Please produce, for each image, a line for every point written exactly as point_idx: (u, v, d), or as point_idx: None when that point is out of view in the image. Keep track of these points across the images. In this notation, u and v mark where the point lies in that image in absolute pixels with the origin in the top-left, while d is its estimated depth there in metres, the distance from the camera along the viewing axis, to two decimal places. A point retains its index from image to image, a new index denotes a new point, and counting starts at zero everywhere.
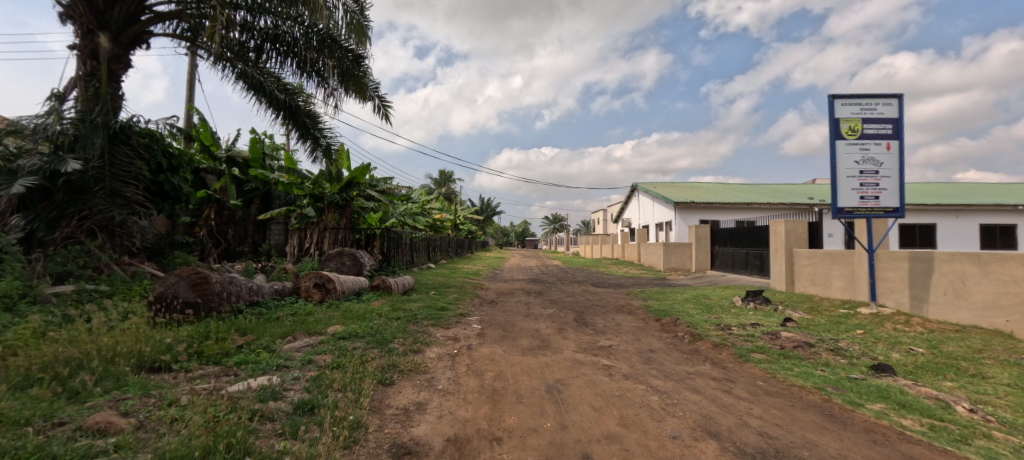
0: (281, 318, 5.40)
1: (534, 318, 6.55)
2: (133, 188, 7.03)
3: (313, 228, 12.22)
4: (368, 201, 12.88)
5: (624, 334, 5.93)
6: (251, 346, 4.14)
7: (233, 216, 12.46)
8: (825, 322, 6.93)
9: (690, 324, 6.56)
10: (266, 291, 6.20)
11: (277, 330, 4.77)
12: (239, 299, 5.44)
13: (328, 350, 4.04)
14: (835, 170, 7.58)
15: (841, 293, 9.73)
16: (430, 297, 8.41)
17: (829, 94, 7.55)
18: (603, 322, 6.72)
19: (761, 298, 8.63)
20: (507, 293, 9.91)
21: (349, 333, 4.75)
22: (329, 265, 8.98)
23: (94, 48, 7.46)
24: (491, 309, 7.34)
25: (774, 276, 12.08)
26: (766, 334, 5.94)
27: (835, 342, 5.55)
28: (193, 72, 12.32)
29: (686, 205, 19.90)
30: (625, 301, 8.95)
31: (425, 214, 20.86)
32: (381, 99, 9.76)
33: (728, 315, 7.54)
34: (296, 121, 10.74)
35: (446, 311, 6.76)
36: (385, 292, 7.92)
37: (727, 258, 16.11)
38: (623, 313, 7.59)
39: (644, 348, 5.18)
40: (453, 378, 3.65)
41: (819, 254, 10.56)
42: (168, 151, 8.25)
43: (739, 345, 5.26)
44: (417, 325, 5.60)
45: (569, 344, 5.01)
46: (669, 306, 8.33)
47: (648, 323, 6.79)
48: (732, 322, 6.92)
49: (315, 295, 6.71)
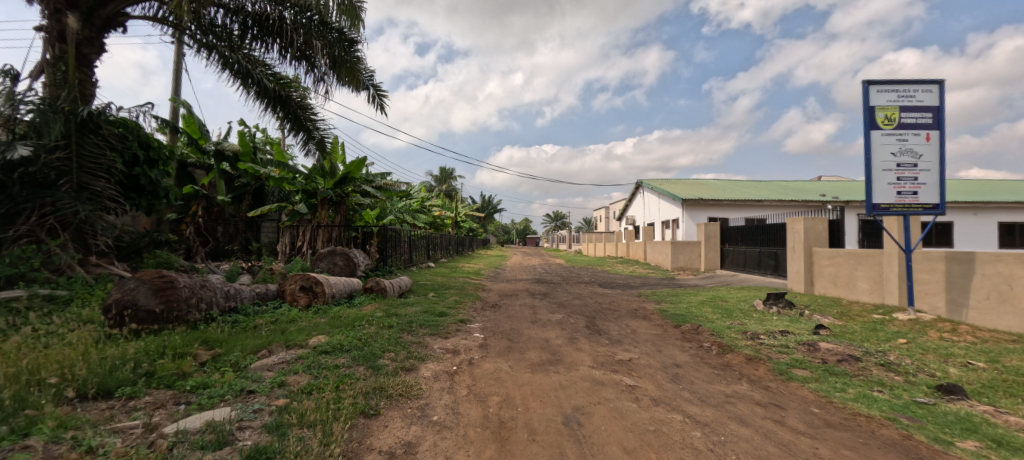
0: (258, 327, 4.80)
1: (542, 325, 5.94)
2: (104, 182, 6.52)
3: (307, 225, 11.61)
4: (365, 197, 12.28)
5: (644, 344, 5.31)
6: (214, 364, 3.54)
7: (222, 213, 11.95)
8: (861, 330, 6.31)
9: (715, 332, 5.95)
10: (246, 296, 5.60)
11: (250, 342, 4.17)
12: (212, 306, 4.85)
13: (304, 369, 3.44)
14: (869, 163, 6.94)
15: (867, 296, 9.11)
16: (428, 300, 7.78)
17: (864, 80, 6.90)
18: (618, 329, 6.11)
19: (785, 302, 8.01)
20: (510, 295, 9.28)
21: (333, 345, 4.15)
22: (320, 265, 8.37)
23: (62, 29, 6.83)
24: (494, 314, 6.73)
25: (791, 276, 11.46)
26: (802, 344, 5.32)
27: (883, 355, 4.92)
28: (179, 61, 11.68)
29: (694, 202, 19.24)
30: (637, 304, 8.35)
31: (426, 211, 20.24)
32: (375, 88, 9.15)
33: (751, 321, 6.92)
34: (286, 112, 10.13)
35: (444, 317, 6.14)
36: (379, 295, 7.30)
37: (739, 257, 15.48)
38: (637, 318, 6.98)
39: (668, 362, 4.57)
40: (451, 407, 3.03)
41: (843, 253, 9.91)
42: (145, 142, 7.61)
43: (776, 359, 4.65)
44: (412, 334, 4.99)
45: (585, 358, 4.40)
46: (686, 310, 7.71)
47: (667, 330, 6.18)
48: (758, 329, 6.31)
49: (301, 299, 6.09)
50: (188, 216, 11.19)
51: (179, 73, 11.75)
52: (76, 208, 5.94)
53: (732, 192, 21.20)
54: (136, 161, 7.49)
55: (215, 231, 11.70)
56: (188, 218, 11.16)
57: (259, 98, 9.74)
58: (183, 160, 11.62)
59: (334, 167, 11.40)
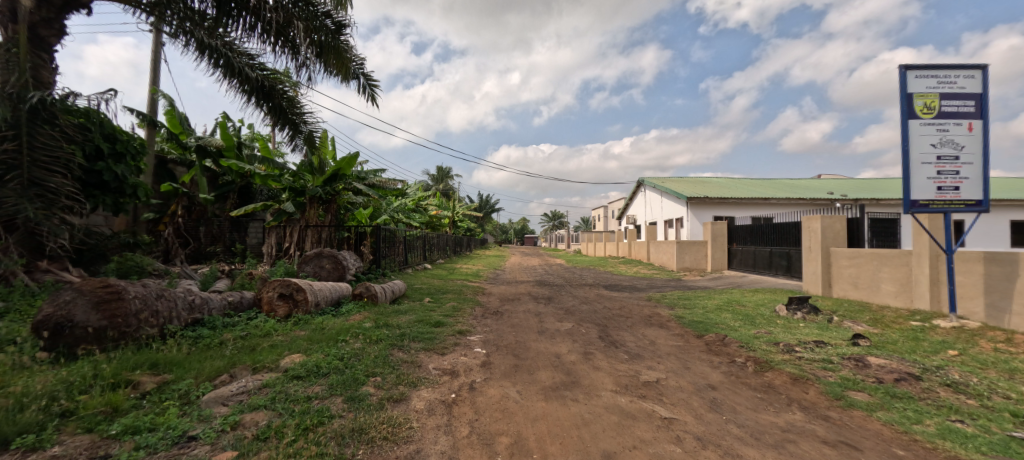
0: (223, 344, 4.13)
1: (551, 336, 5.29)
2: (61, 178, 5.83)
3: (294, 225, 10.91)
4: (357, 195, 11.58)
5: (667, 359, 4.67)
6: (157, 397, 2.93)
7: (204, 213, 11.31)
8: (901, 339, 5.70)
9: (744, 343, 5.31)
10: (216, 306, 4.93)
11: (209, 365, 3.52)
12: (171, 319, 4.21)
13: (268, 404, 2.79)
14: (907, 155, 6.34)
15: (892, 299, 8.54)
16: (424, 307, 7.12)
17: (901, 65, 6.31)
18: (636, 341, 5.47)
19: (809, 307, 7.41)
20: (512, 300, 8.64)
21: (309, 368, 3.49)
22: (305, 269, 7.66)
23: (14, 9, 6.10)
24: (496, 323, 6.07)
25: (807, 278, 10.89)
26: (847, 359, 4.67)
27: (944, 372, 4.29)
28: (158, 50, 10.97)
29: (699, 200, 18.64)
30: (650, 309, 7.73)
31: (422, 210, 19.57)
32: (365, 78, 8.48)
33: (778, 329, 6.30)
34: (271, 104, 9.46)
35: (441, 328, 5.48)
36: (369, 302, 6.62)
37: (747, 258, 14.89)
38: (653, 326, 6.35)
39: (701, 382, 3.94)
40: (449, 456, 2.38)
41: (864, 253, 9.33)
42: (111, 135, 6.93)
43: (826, 379, 4.02)
44: (404, 350, 4.33)
45: (605, 380, 3.77)
46: (704, 317, 7.08)
47: (690, 341, 5.54)
48: (790, 339, 5.69)
49: (280, 310, 5.41)
50: (167, 216, 10.44)
51: (158, 64, 11.03)
52: (20, 207, 5.24)
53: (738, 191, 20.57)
54: (100, 155, 6.78)
55: (196, 231, 11.06)
56: (167, 218, 10.40)
57: (241, 88, 9.08)
58: (161, 156, 11.02)
59: (323, 163, 10.71)
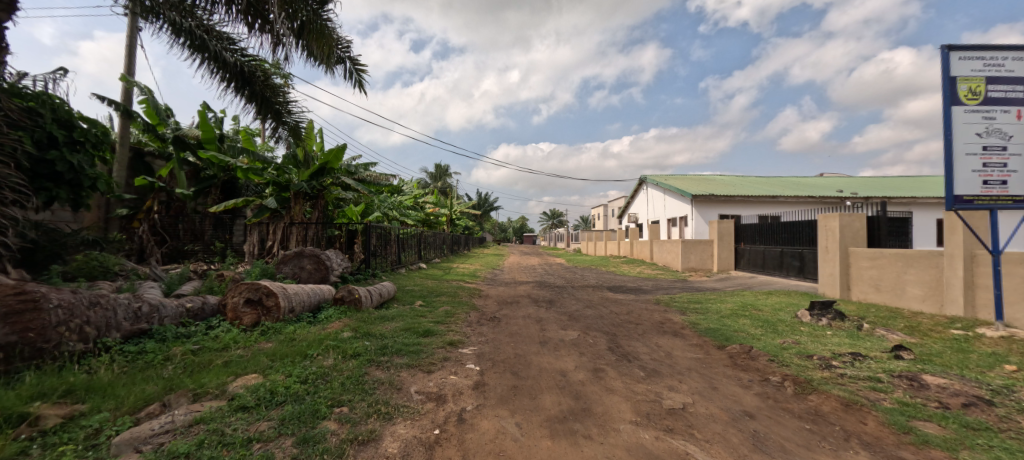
0: (168, 361, 3.51)
1: (554, 348, 4.65)
2: (6, 168, 5.16)
3: (279, 222, 10.24)
4: (346, 191, 10.98)
5: (690, 377, 4.04)
6: (55, 438, 2.30)
7: (183, 209, 10.65)
8: (946, 351, 5.09)
9: (774, 356, 4.68)
10: (168, 315, 4.28)
11: (137, 391, 2.88)
12: (107, 331, 3.59)
13: (192, 451, 2.15)
14: (949, 145, 5.71)
15: (920, 303, 7.94)
16: (414, 311, 6.49)
17: (943, 45, 5.69)
18: (650, 353, 4.84)
19: (834, 312, 6.81)
20: (511, 303, 8.01)
21: (259, 396, 2.83)
22: (284, 270, 7.00)
23: None
24: (493, 331, 5.44)
25: (823, 279, 10.29)
26: (898, 377, 4.04)
27: (1017, 394, 3.66)
28: (134, 35, 10.29)
29: (705, 198, 18.03)
30: (660, 314, 7.09)
31: (418, 208, 18.91)
32: (351, 62, 7.79)
33: (805, 339, 5.68)
34: (251, 92, 8.78)
35: (430, 338, 4.85)
36: (352, 307, 5.96)
37: (756, 258, 14.28)
38: (667, 334, 5.73)
39: (734, 409, 3.31)
40: None
41: (887, 253, 8.72)
42: (68, 122, 6.34)
43: (883, 406, 3.40)
44: (384, 367, 3.69)
45: (622, 407, 3.12)
46: (721, 324, 6.45)
47: (711, 353, 4.91)
48: (823, 351, 5.06)
49: (246, 318, 4.74)
50: (142, 212, 9.76)
51: (134, 50, 10.32)
52: None
53: (744, 188, 19.94)
54: (53, 143, 6.14)
55: (175, 229, 10.37)
56: (142, 214, 9.73)
57: (219, 73, 8.42)
58: (137, 148, 10.36)
59: (308, 156, 10.17)
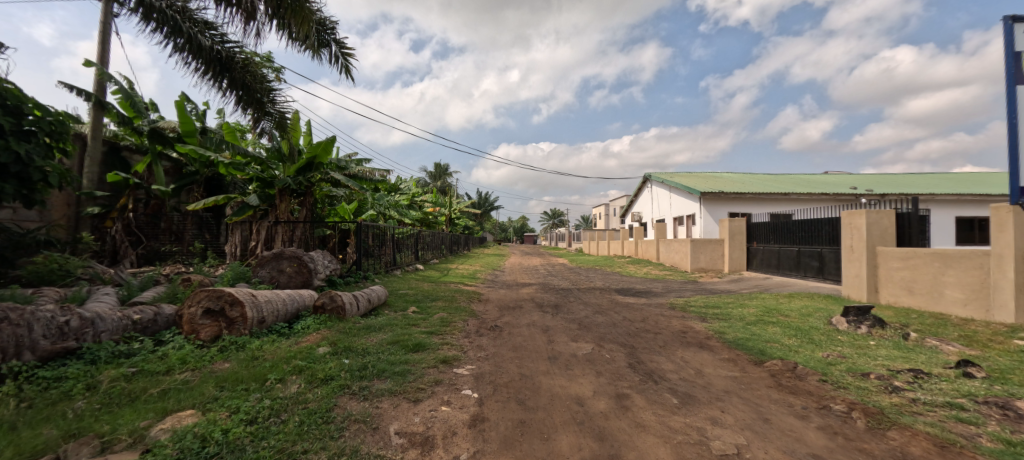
0: (91, 391, 2.83)
1: (566, 365, 3.96)
2: None
3: (262, 221, 9.51)
4: (337, 188, 10.29)
5: (733, 404, 3.34)
6: None
7: (162, 207, 9.94)
8: (1018, 366, 4.39)
9: (824, 375, 3.99)
10: (106, 329, 3.60)
11: (26, 439, 2.20)
12: (16, 354, 2.92)
13: None
14: (1014, 131, 5.01)
15: (961, 308, 7.27)
16: (406, 319, 5.79)
17: (1007, 16, 5.00)
18: (677, 371, 4.13)
19: (873, 319, 6.12)
20: (513, 308, 7.31)
21: (185, 447, 2.13)
22: (260, 273, 6.31)
23: None
24: (494, 343, 4.73)
25: (847, 281, 9.58)
26: (985, 404, 3.34)
27: None
28: (107, 21, 9.57)
29: (713, 196, 17.33)
30: (679, 322, 6.39)
31: (416, 207, 18.21)
32: (338, 45, 7.10)
33: (850, 351, 4.99)
34: (230, 79, 8.10)
35: (421, 353, 4.15)
36: (334, 315, 5.25)
37: (769, 258, 13.57)
38: (693, 346, 5.03)
39: (798, 451, 2.62)
40: None
41: (921, 253, 8.02)
42: (16, 107, 5.66)
43: (986, 447, 2.69)
44: (360, 396, 2.99)
45: (661, 453, 2.42)
46: (750, 333, 5.76)
47: (749, 370, 4.20)
48: (877, 368, 4.36)
49: (204, 331, 4.05)
50: (116, 210, 9.03)
51: (107, 36, 9.58)
52: None
53: (753, 185, 19.22)
54: None
55: (152, 228, 9.66)
56: (116, 212, 9.00)
57: (195, 59, 7.77)
58: (112, 141, 9.65)
59: (294, 150, 9.45)
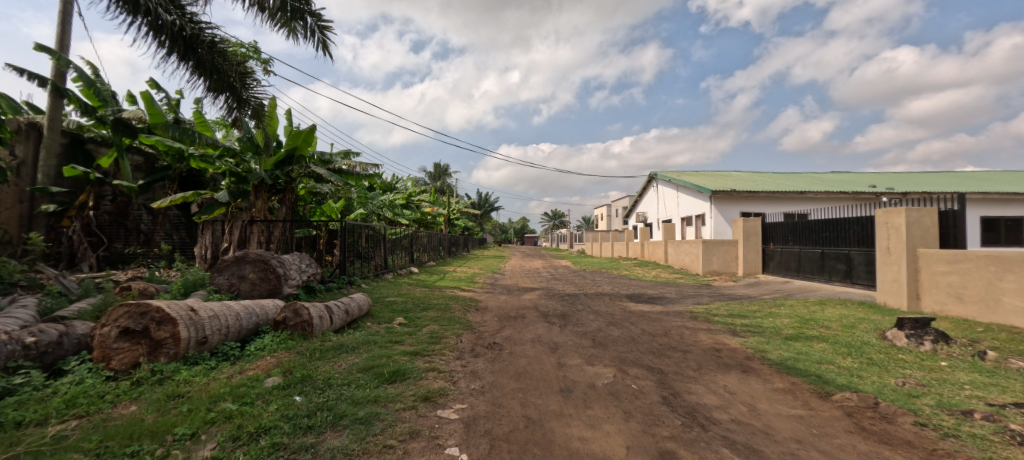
0: None
1: (584, 402, 3.07)
2: None
3: (236, 220, 8.63)
4: (320, 184, 9.39)
5: None
6: None
7: (129, 204, 9.05)
8: None
9: (918, 416, 3.08)
10: None
11: None
12: None
13: None
14: None
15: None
16: (388, 335, 4.89)
17: None
18: (725, 407, 3.23)
19: (934, 333, 5.22)
20: (515, 319, 6.41)
21: None
22: (218, 280, 5.43)
23: None
24: (492, 368, 3.83)
25: (882, 287, 8.69)
26: None
27: None
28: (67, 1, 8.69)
29: (725, 195, 16.44)
30: (708, 337, 5.50)
31: (413, 206, 17.36)
32: (314, 17, 6.20)
33: (926, 377, 4.09)
34: (196, 60, 7.15)
35: (398, 384, 3.25)
36: (298, 332, 4.35)
37: (788, 260, 12.67)
38: (734, 370, 4.13)
39: None
40: None
41: (971, 256, 7.13)
42: None
43: None
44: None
45: None
46: (796, 351, 4.86)
47: (816, 407, 3.29)
48: (973, 402, 3.46)
49: (121, 358, 3.17)
50: (74, 207, 8.21)
51: (68, 18, 8.71)
52: None
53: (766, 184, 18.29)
54: None
55: (116, 229, 8.86)
56: (75, 210, 8.19)
57: (155, 37, 6.83)
58: (74, 133, 8.78)
59: (271, 141, 8.53)
